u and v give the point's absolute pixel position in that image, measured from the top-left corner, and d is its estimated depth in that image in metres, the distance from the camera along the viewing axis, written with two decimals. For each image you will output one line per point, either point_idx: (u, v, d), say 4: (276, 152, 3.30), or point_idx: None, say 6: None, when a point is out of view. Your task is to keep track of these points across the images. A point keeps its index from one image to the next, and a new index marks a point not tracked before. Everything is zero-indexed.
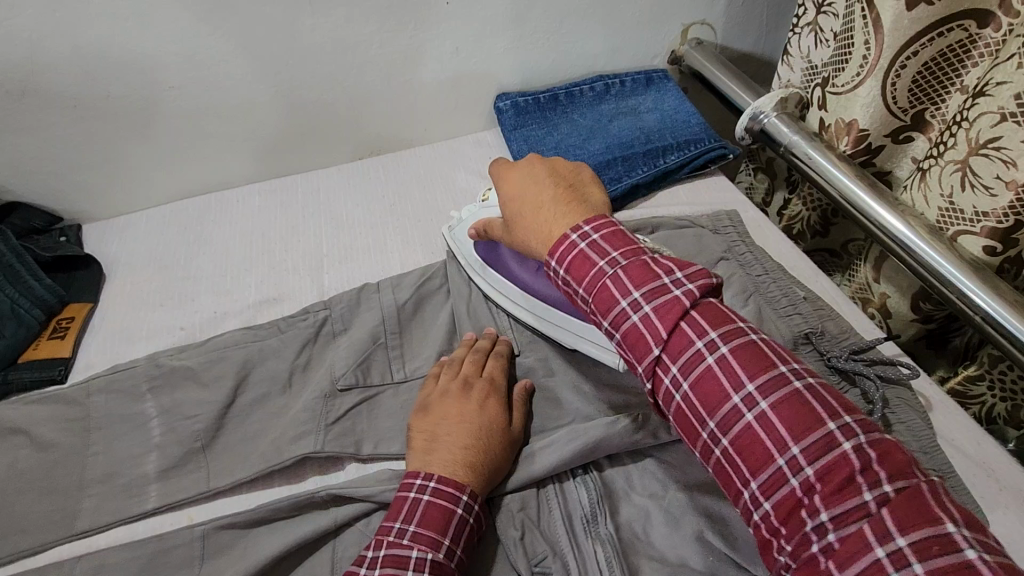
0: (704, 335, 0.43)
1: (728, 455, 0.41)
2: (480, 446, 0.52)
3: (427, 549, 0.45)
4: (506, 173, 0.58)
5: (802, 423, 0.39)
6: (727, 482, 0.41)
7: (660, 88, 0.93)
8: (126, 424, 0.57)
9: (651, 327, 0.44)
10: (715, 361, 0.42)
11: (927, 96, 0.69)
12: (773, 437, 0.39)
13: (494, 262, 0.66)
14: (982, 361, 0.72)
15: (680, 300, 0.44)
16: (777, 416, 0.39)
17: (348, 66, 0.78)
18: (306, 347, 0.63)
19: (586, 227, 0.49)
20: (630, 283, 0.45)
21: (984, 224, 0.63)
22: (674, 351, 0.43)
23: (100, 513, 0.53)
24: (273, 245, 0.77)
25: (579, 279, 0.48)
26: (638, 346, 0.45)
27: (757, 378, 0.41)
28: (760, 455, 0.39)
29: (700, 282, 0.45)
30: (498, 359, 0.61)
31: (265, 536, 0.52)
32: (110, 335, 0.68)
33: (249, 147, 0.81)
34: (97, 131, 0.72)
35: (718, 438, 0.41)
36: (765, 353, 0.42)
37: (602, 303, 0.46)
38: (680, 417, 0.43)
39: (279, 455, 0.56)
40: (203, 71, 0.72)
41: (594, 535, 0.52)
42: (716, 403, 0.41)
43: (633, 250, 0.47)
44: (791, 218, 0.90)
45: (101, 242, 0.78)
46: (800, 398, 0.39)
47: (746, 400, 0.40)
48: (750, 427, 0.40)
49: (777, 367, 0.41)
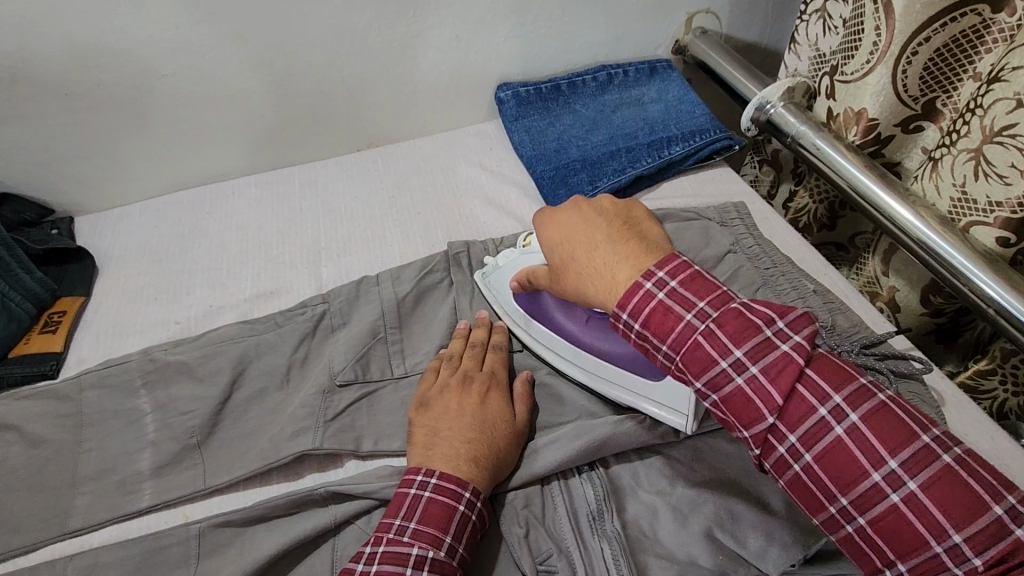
0: (826, 400, 0.39)
1: (865, 533, 0.38)
2: (482, 439, 0.51)
3: (428, 547, 0.44)
4: (548, 216, 0.54)
5: (959, 505, 0.35)
6: (864, 559, 0.39)
7: (664, 78, 0.91)
8: (120, 420, 0.56)
9: (762, 392, 0.41)
10: (844, 431, 0.38)
11: (938, 84, 0.68)
12: (925, 521, 0.36)
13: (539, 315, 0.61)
14: (994, 355, 0.70)
15: (791, 359, 0.40)
16: (929, 497, 0.36)
17: (347, 55, 0.76)
18: (304, 341, 0.61)
19: (659, 272, 0.45)
20: (730, 342, 0.42)
21: (997, 215, 0.62)
22: (792, 419, 0.40)
23: (93, 511, 0.51)
24: (271, 238, 0.75)
25: (663, 335, 0.44)
26: (745, 411, 0.41)
27: (898, 452, 0.37)
28: (910, 539, 0.36)
29: (806, 332, 0.41)
30: (497, 353, 0.60)
31: (263, 534, 0.50)
32: (104, 330, 0.66)
33: (245, 138, 0.80)
34: (90, 121, 0.71)
35: (854, 516, 0.38)
36: (900, 418, 0.38)
37: (695, 363, 0.43)
38: (801, 489, 0.40)
39: (277, 452, 0.54)
40: (198, 59, 0.70)
41: (600, 532, 0.50)
42: (851, 479, 0.38)
43: (722, 299, 0.44)
44: (797, 211, 0.88)
45: (95, 235, 0.76)
46: (951, 473, 0.36)
47: (888, 478, 0.37)
48: (894, 506, 0.36)
49: (918, 436, 0.37)
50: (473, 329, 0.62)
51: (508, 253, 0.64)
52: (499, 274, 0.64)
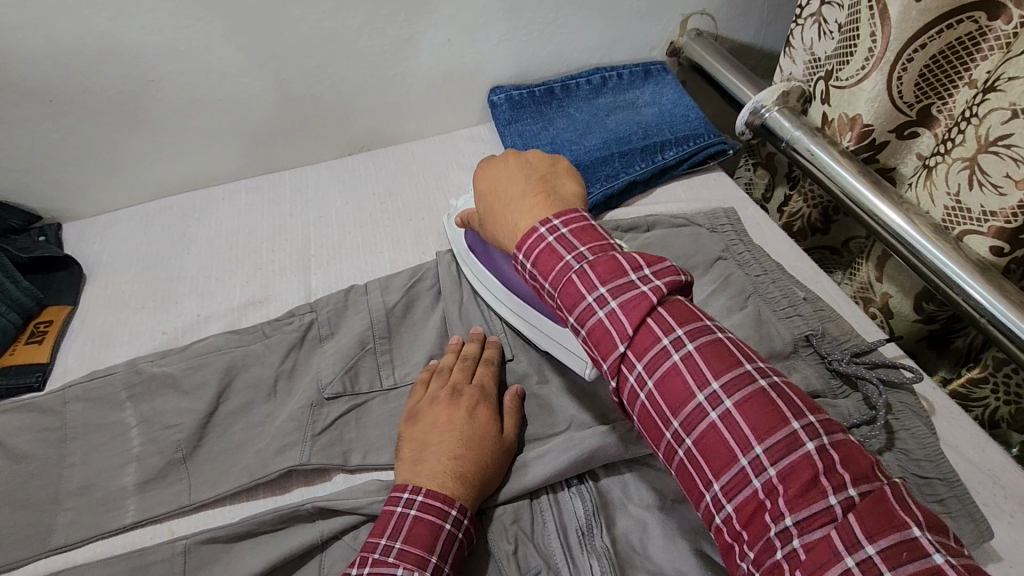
0: (670, 331, 0.41)
1: (690, 456, 0.39)
2: (470, 455, 0.51)
3: (414, 568, 0.44)
4: (483, 167, 0.56)
5: (767, 422, 0.37)
6: (690, 486, 0.39)
7: (658, 81, 0.91)
8: (105, 434, 0.55)
9: (616, 324, 0.42)
10: (681, 359, 0.40)
11: (933, 90, 0.67)
12: (737, 437, 0.37)
13: (478, 252, 0.64)
14: (986, 364, 0.70)
15: (646, 295, 0.42)
16: (741, 415, 0.38)
17: (336, 58, 0.75)
18: (291, 352, 0.61)
19: (555, 220, 0.47)
20: (596, 278, 0.43)
21: (991, 224, 0.62)
22: (639, 349, 0.41)
23: (77, 527, 0.51)
24: (259, 244, 0.74)
25: (546, 274, 0.46)
26: (603, 344, 0.43)
27: (722, 376, 0.39)
28: (723, 456, 0.37)
29: (667, 279, 0.43)
30: (489, 366, 0.59)
31: (249, 550, 0.50)
32: (89, 339, 0.65)
33: (234, 142, 0.79)
34: (75, 127, 0.70)
35: (682, 439, 0.39)
36: (730, 351, 0.40)
37: (567, 298, 0.44)
38: (644, 417, 0.41)
39: (264, 467, 0.54)
40: (184, 62, 0.69)
41: (589, 548, 0.50)
42: (681, 401, 0.39)
43: (601, 246, 0.45)
44: (791, 215, 0.88)
45: (81, 241, 0.75)
46: (765, 396, 0.38)
47: (710, 398, 0.39)
48: (714, 425, 0.38)
49: (742, 365, 0.39)
50: (465, 344, 0.61)
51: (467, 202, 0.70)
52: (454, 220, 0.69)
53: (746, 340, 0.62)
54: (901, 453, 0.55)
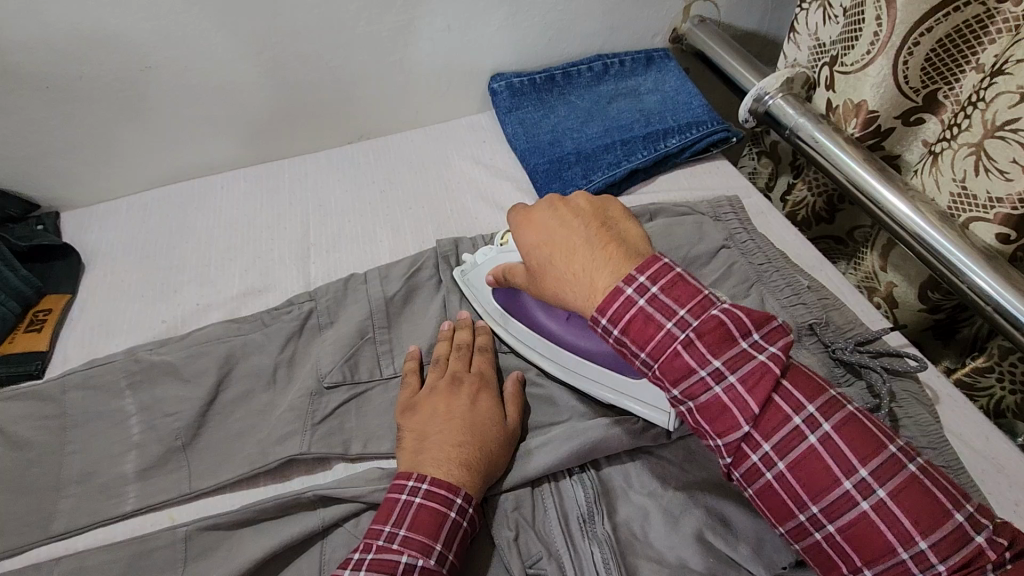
0: (802, 410, 0.39)
1: (833, 538, 0.39)
2: (474, 444, 0.50)
3: (418, 555, 0.44)
4: (524, 219, 0.50)
5: (926, 512, 0.36)
6: (831, 566, 0.39)
7: (661, 68, 0.90)
8: (105, 422, 0.55)
9: (741, 405, 0.40)
10: (817, 442, 0.39)
11: (940, 75, 0.66)
12: (894, 529, 0.37)
13: (519, 313, 0.60)
14: (992, 353, 0.69)
15: (770, 370, 0.40)
16: (896, 504, 0.37)
17: (334, 45, 0.74)
18: (290, 341, 0.60)
19: (639, 275, 0.43)
20: (707, 350, 0.41)
21: (998, 211, 0.61)
22: (769, 430, 0.40)
23: (78, 514, 0.51)
24: (259, 234, 0.74)
25: (641, 343, 0.42)
26: (724, 423, 0.41)
27: (868, 462, 0.38)
28: (878, 545, 0.37)
29: (782, 347, 0.41)
30: (483, 353, 0.59)
31: (250, 537, 0.50)
32: (90, 328, 0.65)
33: (232, 130, 0.78)
34: (72, 114, 0.69)
35: (824, 522, 0.39)
36: (868, 428, 0.39)
37: (675, 373, 0.42)
38: (774, 499, 0.40)
39: (264, 455, 0.54)
40: (180, 48, 0.68)
41: (591, 535, 0.50)
42: (824, 487, 0.38)
43: (701, 302, 0.42)
44: (796, 205, 0.87)
45: (81, 230, 0.75)
46: (916, 481, 0.37)
47: (859, 487, 0.38)
48: (865, 514, 0.37)
49: (886, 446, 0.38)
50: (456, 330, 0.61)
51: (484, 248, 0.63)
52: (477, 271, 0.63)
53: None
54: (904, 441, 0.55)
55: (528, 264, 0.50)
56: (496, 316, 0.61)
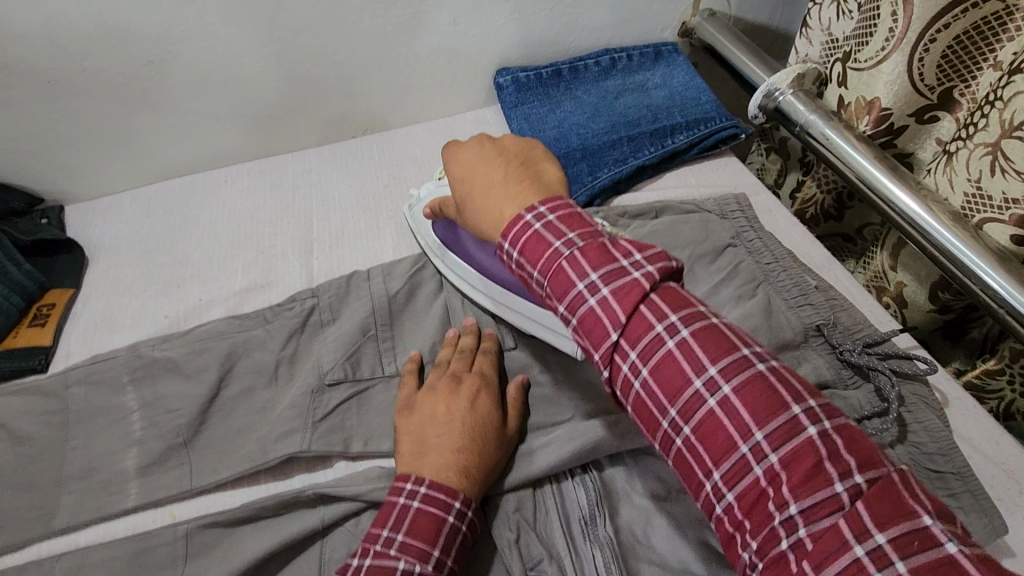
0: (664, 318, 0.39)
1: (689, 445, 0.37)
2: (470, 449, 0.50)
3: (415, 561, 0.43)
4: (452, 153, 0.51)
5: (768, 409, 0.35)
6: (688, 476, 0.37)
7: (669, 62, 0.88)
8: (107, 418, 0.55)
9: (609, 312, 0.39)
10: (676, 346, 0.38)
11: (956, 72, 0.64)
12: (735, 424, 0.35)
13: (453, 246, 0.62)
14: (1002, 355, 0.68)
15: (639, 283, 0.39)
16: (741, 402, 0.36)
17: (339, 39, 0.74)
18: (292, 338, 0.60)
19: (541, 207, 0.43)
20: (588, 264, 0.40)
21: (1013, 212, 0.59)
22: (633, 337, 0.39)
23: (79, 510, 0.51)
24: (261, 229, 0.73)
25: (534, 262, 0.42)
26: (594, 333, 0.40)
27: (720, 362, 0.37)
28: (724, 444, 0.35)
29: (659, 265, 0.41)
30: (487, 356, 0.58)
31: (250, 535, 0.50)
32: (92, 322, 0.65)
33: (236, 123, 0.78)
34: (76, 108, 0.69)
35: (679, 427, 0.37)
36: (726, 335, 0.38)
37: (557, 287, 0.41)
38: (640, 406, 0.39)
39: (265, 454, 0.54)
40: (182, 42, 0.67)
41: (592, 538, 0.49)
42: (677, 388, 0.37)
43: (591, 231, 0.42)
44: (805, 202, 0.86)
45: (84, 223, 0.75)
46: (764, 381, 0.36)
47: (707, 384, 0.37)
48: (713, 414, 0.36)
49: (739, 349, 0.37)
50: (462, 335, 0.60)
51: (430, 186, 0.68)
52: (418, 205, 0.69)
53: (755, 330, 0.61)
54: (912, 446, 0.54)
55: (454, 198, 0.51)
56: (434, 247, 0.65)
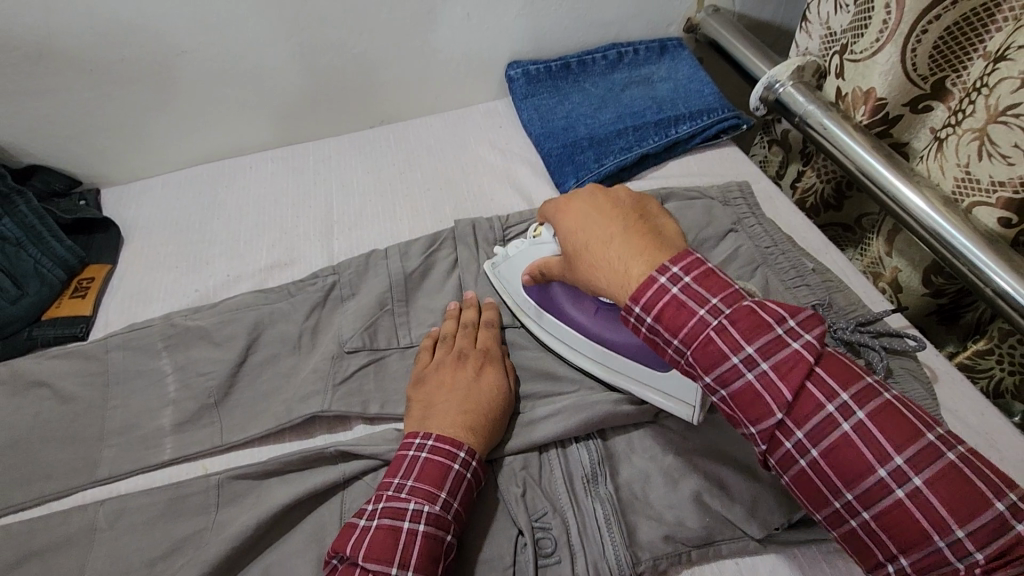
0: (834, 397, 0.38)
1: (867, 527, 0.38)
2: (479, 409, 0.54)
3: (424, 502, 0.47)
4: (568, 212, 0.52)
5: (967, 502, 0.34)
6: (866, 552, 0.38)
7: (673, 57, 0.92)
8: (144, 379, 0.59)
9: (772, 391, 0.39)
10: (851, 428, 0.38)
11: (947, 62, 0.67)
12: (928, 516, 0.35)
13: (554, 310, 0.61)
14: (992, 335, 0.71)
15: (802, 358, 0.39)
16: (933, 493, 0.35)
17: (360, 32, 0.78)
18: (314, 310, 0.64)
19: (673, 266, 0.43)
20: (742, 336, 0.40)
21: (1000, 195, 0.62)
22: (801, 416, 0.39)
23: (119, 462, 0.55)
24: (284, 211, 0.78)
25: (674, 329, 0.43)
26: (753, 407, 0.40)
27: (903, 449, 0.36)
28: (913, 533, 0.36)
29: (816, 331, 0.40)
30: (488, 330, 0.62)
31: (276, 486, 0.53)
32: (129, 296, 0.69)
33: (262, 113, 0.82)
34: (114, 96, 0.74)
35: (858, 510, 0.38)
36: (906, 417, 0.37)
37: (704, 358, 0.42)
38: (809, 484, 0.39)
39: (289, 414, 0.58)
40: (213, 34, 0.72)
41: (594, 493, 0.53)
42: (857, 474, 0.37)
43: (733, 294, 0.42)
44: (805, 191, 0.88)
45: (120, 205, 0.79)
46: (956, 471, 0.35)
47: (893, 473, 0.36)
48: (899, 503, 0.36)
49: (923, 434, 0.37)
50: (463, 309, 0.64)
51: (517, 245, 0.64)
52: (508, 265, 0.64)
53: None
54: None
55: (571, 255, 0.51)
56: (527, 307, 0.64)
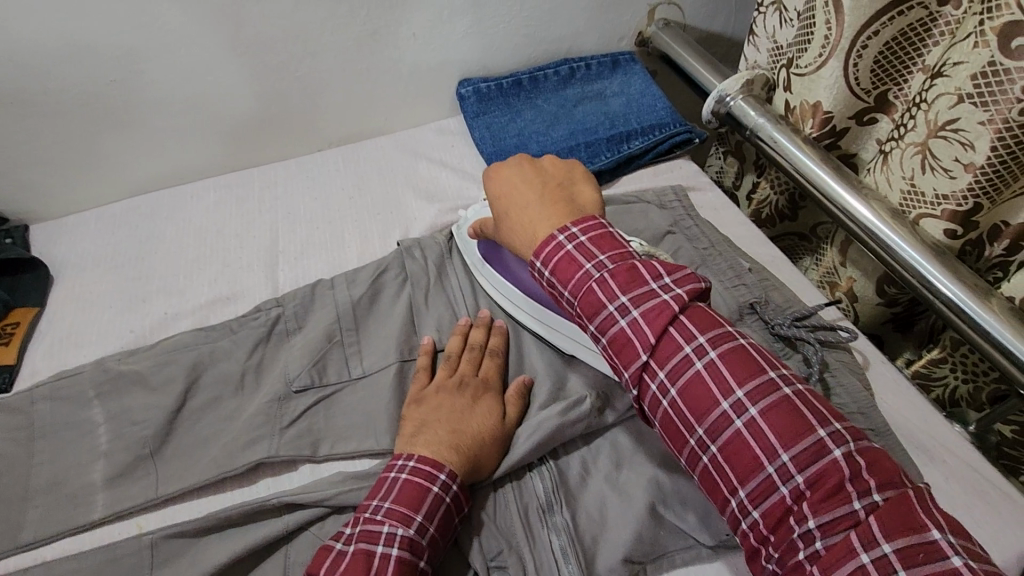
0: (692, 340, 0.43)
1: (715, 462, 0.41)
2: (469, 444, 0.52)
3: (398, 525, 0.46)
4: (495, 171, 0.58)
5: (793, 433, 0.39)
6: (714, 492, 0.42)
7: (626, 70, 0.91)
8: (73, 432, 0.56)
9: (639, 333, 0.44)
10: (704, 366, 0.42)
11: (889, 76, 0.68)
12: (762, 445, 0.39)
13: (493, 259, 0.65)
14: (945, 345, 0.71)
15: (668, 304, 0.44)
16: (766, 424, 0.40)
17: (301, 55, 0.75)
18: (258, 346, 0.61)
19: (574, 229, 0.48)
20: (617, 287, 0.45)
21: (944, 207, 0.62)
22: (662, 358, 0.43)
23: (45, 524, 0.52)
24: (227, 241, 0.75)
25: (564, 283, 0.48)
26: (627, 352, 0.45)
27: (746, 385, 0.41)
28: (750, 463, 0.40)
29: (688, 286, 0.45)
30: (494, 358, 0.60)
31: (216, 541, 0.51)
32: (59, 339, 0.66)
33: (202, 139, 0.79)
34: (39, 128, 0.70)
35: (707, 445, 0.41)
36: (752, 359, 0.42)
37: (587, 306, 0.46)
38: (668, 423, 0.43)
39: (231, 462, 0.55)
40: (144, 62, 0.69)
41: (551, 524, 0.51)
42: (705, 409, 0.41)
43: (620, 252, 0.47)
44: (760, 203, 0.89)
45: (51, 241, 0.75)
46: (789, 405, 0.40)
47: (735, 406, 0.41)
48: (739, 434, 0.40)
49: (765, 373, 0.42)
50: (472, 328, 0.62)
51: (476, 208, 0.71)
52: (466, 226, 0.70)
53: None
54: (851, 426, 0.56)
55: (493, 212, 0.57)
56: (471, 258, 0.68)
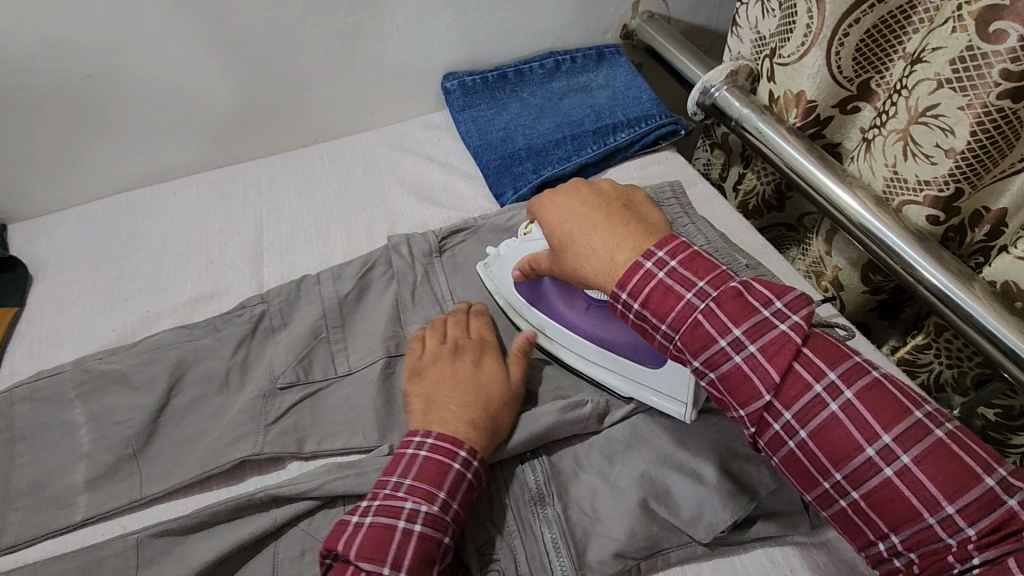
0: (822, 376, 0.41)
1: (858, 507, 0.40)
2: (481, 406, 0.52)
3: (422, 502, 0.45)
4: (548, 197, 0.54)
5: (952, 479, 0.37)
6: (856, 534, 0.41)
7: (611, 63, 0.91)
8: (55, 433, 0.55)
9: (758, 372, 0.42)
10: (838, 407, 0.40)
11: (871, 64, 0.68)
12: (919, 494, 0.37)
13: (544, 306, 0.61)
14: (929, 330, 0.72)
15: (789, 338, 0.42)
16: (922, 471, 0.37)
17: (282, 50, 0.75)
18: (243, 343, 0.61)
19: (659, 253, 0.45)
20: (728, 321, 0.43)
21: (927, 193, 0.63)
22: (789, 397, 0.41)
23: (27, 526, 0.51)
24: (210, 239, 0.74)
25: (662, 315, 0.45)
26: (742, 390, 0.43)
27: (891, 427, 0.39)
28: (903, 512, 0.38)
29: (804, 312, 0.42)
30: (483, 321, 0.61)
31: (202, 539, 0.50)
32: (39, 340, 0.65)
33: (184, 136, 0.78)
34: (15, 126, 0.68)
35: (847, 490, 0.40)
36: (893, 394, 0.40)
37: (693, 342, 0.44)
38: (798, 466, 0.42)
39: (216, 461, 0.54)
40: (121, 57, 0.68)
41: (541, 518, 0.51)
42: (845, 453, 0.40)
43: (720, 276, 0.44)
44: (746, 194, 0.89)
45: (29, 242, 0.74)
46: (942, 446, 0.38)
47: (881, 452, 0.39)
48: (888, 480, 0.38)
49: (910, 412, 0.39)
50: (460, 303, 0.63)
51: (509, 243, 0.65)
52: (500, 263, 0.65)
53: None
54: None
55: (550, 241, 0.53)
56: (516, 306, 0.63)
